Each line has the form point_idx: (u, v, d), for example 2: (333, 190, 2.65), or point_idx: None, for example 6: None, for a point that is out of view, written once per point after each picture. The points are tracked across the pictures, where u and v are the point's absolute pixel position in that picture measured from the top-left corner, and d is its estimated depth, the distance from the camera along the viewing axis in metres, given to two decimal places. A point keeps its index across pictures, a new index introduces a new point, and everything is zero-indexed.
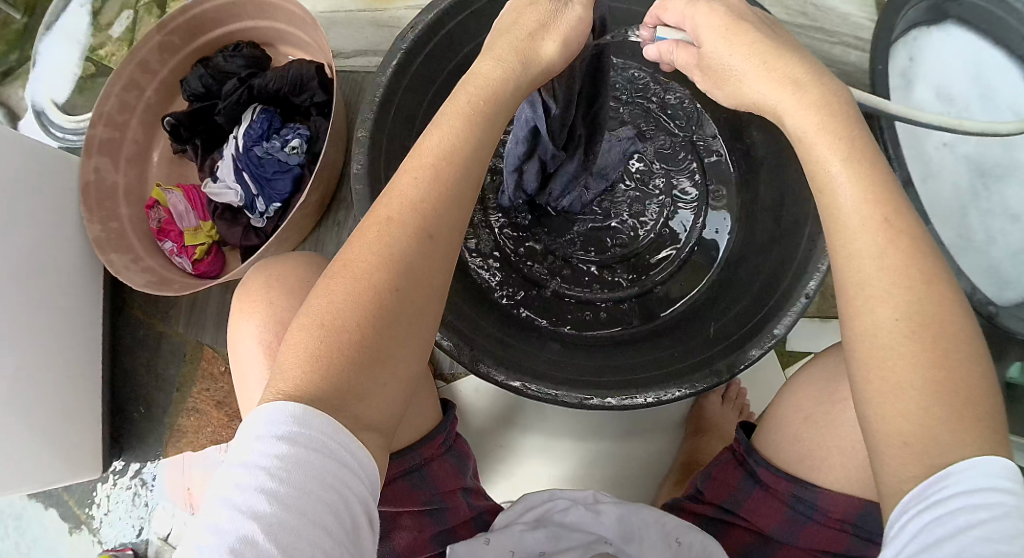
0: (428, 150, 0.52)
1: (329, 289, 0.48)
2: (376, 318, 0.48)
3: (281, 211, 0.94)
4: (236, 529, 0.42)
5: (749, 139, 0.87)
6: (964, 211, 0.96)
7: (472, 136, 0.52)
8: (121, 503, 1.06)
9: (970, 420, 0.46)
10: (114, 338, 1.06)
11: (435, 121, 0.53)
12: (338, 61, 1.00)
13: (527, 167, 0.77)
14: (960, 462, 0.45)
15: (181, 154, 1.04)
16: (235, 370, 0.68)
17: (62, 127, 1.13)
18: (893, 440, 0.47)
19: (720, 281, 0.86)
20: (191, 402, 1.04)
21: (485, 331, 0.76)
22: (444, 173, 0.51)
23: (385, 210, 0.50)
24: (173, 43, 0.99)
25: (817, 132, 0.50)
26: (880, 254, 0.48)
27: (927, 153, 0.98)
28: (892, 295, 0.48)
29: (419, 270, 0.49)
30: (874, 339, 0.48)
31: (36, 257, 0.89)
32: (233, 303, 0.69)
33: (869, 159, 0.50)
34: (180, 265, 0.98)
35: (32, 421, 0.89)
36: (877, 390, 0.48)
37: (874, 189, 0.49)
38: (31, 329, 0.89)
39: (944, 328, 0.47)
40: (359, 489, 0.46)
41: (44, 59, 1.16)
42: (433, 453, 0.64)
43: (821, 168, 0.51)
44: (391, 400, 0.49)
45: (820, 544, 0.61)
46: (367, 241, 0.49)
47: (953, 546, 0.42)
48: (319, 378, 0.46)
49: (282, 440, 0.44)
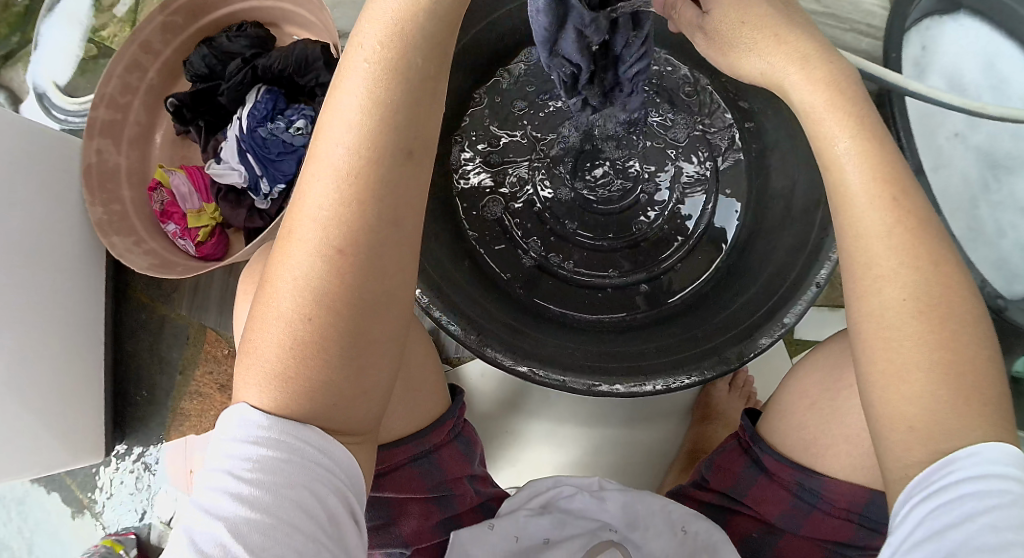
0: (365, 100, 0.45)
1: (296, 267, 0.45)
2: (339, 300, 0.45)
3: (286, 193, 0.94)
4: (206, 532, 0.43)
5: (758, 121, 0.84)
6: (974, 202, 0.94)
7: (407, 71, 0.45)
8: (123, 486, 1.05)
9: (975, 403, 0.46)
10: (117, 322, 1.06)
11: (346, 69, 0.46)
12: (344, 41, 0.99)
13: (561, 40, 0.59)
14: (967, 447, 0.46)
15: (185, 135, 1.03)
16: (241, 350, 0.68)
17: (64, 110, 1.13)
18: (898, 425, 0.48)
19: (729, 267, 0.85)
20: (193, 386, 1.04)
21: (496, 316, 0.75)
22: (374, 125, 0.45)
23: (316, 185, 0.45)
24: (176, 23, 0.97)
25: (825, 106, 0.48)
26: (887, 234, 0.48)
27: (937, 144, 0.97)
28: (899, 275, 0.47)
29: (387, 242, 0.46)
30: (880, 320, 0.48)
31: (38, 240, 0.89)
32: (240, 284, 0.68)
33: (877, 136, 0.48)
34: (183, 247, 0.97)
35: (33, 406, 0.89)
36: (882, 374, 0.48)
37: (882, 167, 0.48)
38: (34, 313, 0.89)
39: (953, 309, 0.47)
40: (335, 484, 0.47)
41: (45, 40, 1.14)
42: (441, 440, 0.62)
43: (828, 145, 0.49)
44: (378, 377, 0.48)
45: (825, 532, 0.60)
46: (306, 221, 0.45)
47: (959, 533, 0.43)
48: (292, 368, 0.45)
49: (252, 442, 0.45)
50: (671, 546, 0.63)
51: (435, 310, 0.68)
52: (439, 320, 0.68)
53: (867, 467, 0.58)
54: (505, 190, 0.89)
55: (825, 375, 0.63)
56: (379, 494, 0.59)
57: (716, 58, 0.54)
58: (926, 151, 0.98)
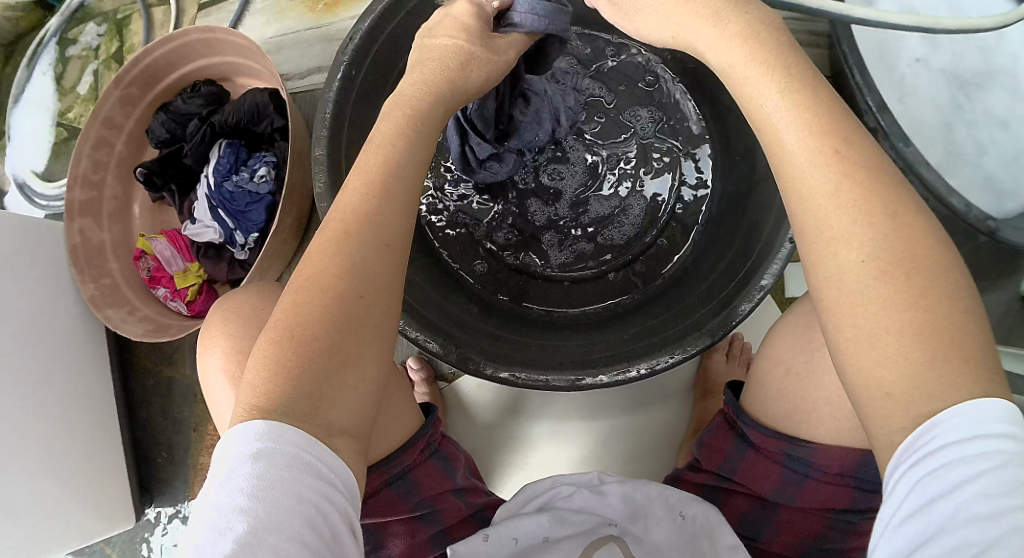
0: (372, 167, 0.54)
1: (295, 300, 0.50)
2: (333, 333, 0.49)
3: (261, 239, 0.96)
4: (215, 552, 0.43)
5: (715, 95, 0.85)
6: (948, 126, 0.94)
7: (410, 150, 0.56)
8: (160, 548, 1.08)
9: (956, 360, 0.44)
10: (128, 390, 1.09)
11: (371, 140, 0.56)
12: (292, 84, 1.01)
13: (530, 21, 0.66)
14: (950, 408, 0.44)
15: (161, 202, 1.06)
16: (210, 402, 0.70)
17: (45, 196, 1.14)
18: (875, 393, 0.46)
19: (707, 238, 0.85)
20: (209, 439, 1.06)
21: (474, 327, 0.77)
22: (389, 183, 0.53)
23: (340, 220, 0.52)
24: (133, 95, 1.00)
25: (748, 61, 0.50)
26: (833, 191, 0.47)
27: (899, 72, 0.96)
28: (853, 235, 0.46)
29: (379, 275, 0.52)
30: (841, 285, 0.47)
31: (40, 325, 0.92)
32: (199, 341, 0.71)
33: (808, 88, 0.49)
34: (176, 308, 1.01)
35: (60, 485, 0.92)
36: (852, 340, 0.46)
37: (819, 118, 0.48)
38: (46, 396, 0.91)
39: (917, 263, 0.45)
40: (339, 499, 0.48)
41: (18, 131, 1.18)
42: (416, 459, 0.65)
43: (760, 107, 0.50)
44: (355, 412, 0.50)
45: (823, 502, 0.61)
46: (327, 253, 0.51)
47: (950, 504, 0.42)
48: (277, 399, 0.47)
49: (256, 456, 0.46)
50: (673, 532, 0.65)
51: (412, 331, 0.70)
52: (418, 340, 0.70)
53: (853, 428, 0.59)
54: (473, 201, 0.90)
55: (798, 336, 0.63)
56: (362, 520, 0.61)
57: (623, 24, 0.60)
58: (890, 82, 0.96)
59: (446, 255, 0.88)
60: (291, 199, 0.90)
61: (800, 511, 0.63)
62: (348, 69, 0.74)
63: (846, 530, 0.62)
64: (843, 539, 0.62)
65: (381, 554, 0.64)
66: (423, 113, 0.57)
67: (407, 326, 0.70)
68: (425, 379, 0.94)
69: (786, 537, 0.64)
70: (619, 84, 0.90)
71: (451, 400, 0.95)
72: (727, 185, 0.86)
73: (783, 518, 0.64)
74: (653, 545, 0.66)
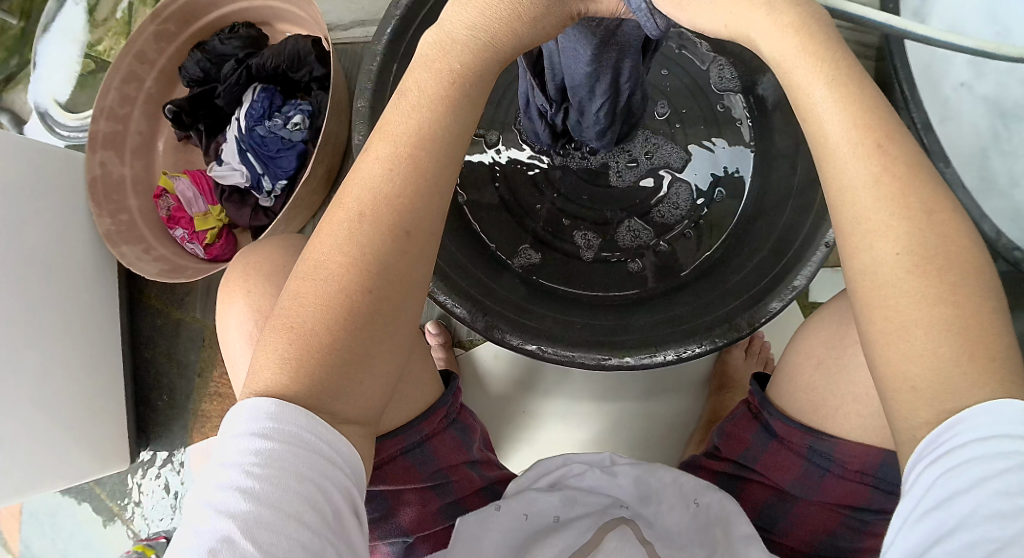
0: (402, 136, 0.47)
1: (303, 289, 0.46)
2: (348, 322, 0.46)
3: (288, 188, 0.94)
4: (214, 530, 0.43)
5: (761, 93, 0.85)
6: (985, 152, 0.84)
7: (453, 118, 0.48)
8: (153, 492, 1.07)
9: (981, 360, 0.41)
10: (135, 329, 1.07)
11: (395, 100, 0.49)
12: (336, 33, 1.00)
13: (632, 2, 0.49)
14: (974, 407, 0.41)
15: (186, 141, 1.05)
16: (226, 353, 0.69)
17: (67, 126, 1.13)
18: (901, 386, 0.43)
19: (735, 235, 0.85)
20: (213, 386, 1.05)
21: (500, 296, 0.76)
22: (423, 162, 0.47)
23: (357, 201, 0.47)
24: (168, 31, 0.99)
25: (798, 53, 0.42)
26: (873, 184, 0.42)
27: (942, 95, 0.87)
28: (890, 229, 0.42)
29: (396, 269, 0.47)
30: (874, 277, 0.42)
31: (52, 255, 0.90)
32: (218, 294, 0.69)
33: (855, 79, 0.42)
34: (192, 251, 0.99)
35: (56, 418, 0.90)
36: (881, 333, 0.43)
37: (865, 111, 0.42)
38: (51, 326, 0.90)
39: (950, 258, 0.42)
40: (339, 477, 0.47)
41: (43, 59, 1.15)
42: (433, 430, 0.63)
43: (804, 97, 0.43)
44: (372, 396, 0.48)
45: (840, 497, 0.61)
46: (336, 240, 0.47)
47: (969, 500, 0.41)
48: (294, 380, 0.45)
49: (256, 436, 0.45)
50: (685, 519, 0.65)
51: (440, 295, 0.69)
52: (445, 304, 0.69)
53: (880, 428, 0.58)
54: (513, 172, 0.91)
55: (829, 333, 0.62)
56: (376, 486, 0.61)
57: (675, 18, 0.47)
58: (931, 104, 0.87)
59: (477, 225, 0.88)
60: (325, 148, 0.88)
61: (814, 505, 0.62)
62: (401, 22, 0.73)
63: (856, 529, 0.61)
64: (856, 539, 0.61)
65: (394, 519, 0.64)
66: (478, 76, 0.49)
67: (436, 289, 0.69)
68: (443, 343, 0.94)
69: (800, 532, 0.63)
70: (668, 72, 0.90)
71: (468, 370, 0.95)
72: (763, 180, 0.85)
73: (796, 514, 0.63)
74: (664, 530, 0.65)
